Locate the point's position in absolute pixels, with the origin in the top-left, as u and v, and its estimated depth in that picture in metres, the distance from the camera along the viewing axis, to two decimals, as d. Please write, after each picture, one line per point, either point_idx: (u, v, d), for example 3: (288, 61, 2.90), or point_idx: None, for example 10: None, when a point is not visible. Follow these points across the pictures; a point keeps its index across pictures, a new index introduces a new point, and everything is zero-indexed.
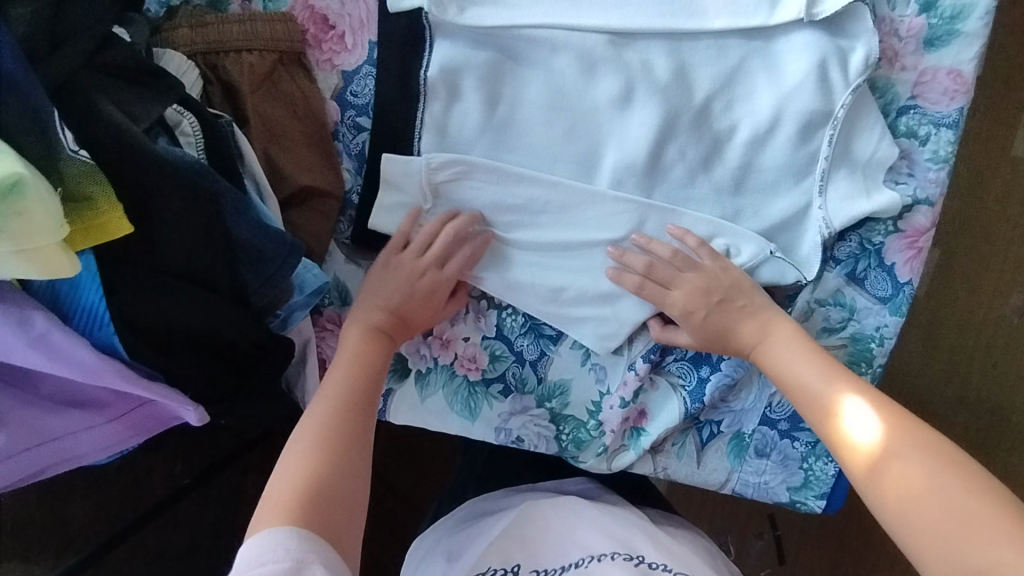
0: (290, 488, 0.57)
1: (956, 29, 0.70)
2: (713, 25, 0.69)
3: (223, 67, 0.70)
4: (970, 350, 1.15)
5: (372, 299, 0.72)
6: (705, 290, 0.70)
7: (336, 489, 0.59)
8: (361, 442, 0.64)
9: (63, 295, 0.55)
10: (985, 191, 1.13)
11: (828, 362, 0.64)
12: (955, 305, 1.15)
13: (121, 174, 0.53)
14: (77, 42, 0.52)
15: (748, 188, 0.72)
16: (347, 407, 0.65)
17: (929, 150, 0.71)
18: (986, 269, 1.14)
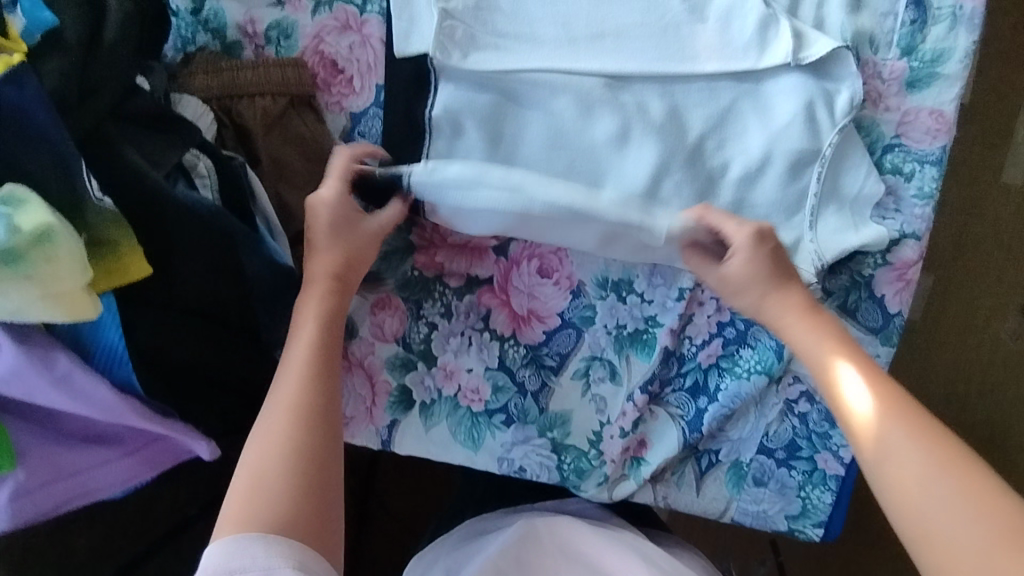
0: (246, 482, 0.56)
1: (936, 72, 0.73)
2: (705, 69, 0.73)
3: (237, 111, 0.73)
4: (969, 375, 1.17)
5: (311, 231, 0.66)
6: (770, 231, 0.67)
7: (296, 473, 0.57)
8: (325, 417, 0.60)
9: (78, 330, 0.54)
10: (976, 218, 1.16)
11: (835, 340, 0.64)
12: (952, 329, 1.17)
13: (142, 216, 0.56)
14: (102, 93, 0.55)
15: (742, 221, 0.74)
16: (305, 381, 0.60)
17: (915, 187, 0.74)
18: (979, 295, 1.17)
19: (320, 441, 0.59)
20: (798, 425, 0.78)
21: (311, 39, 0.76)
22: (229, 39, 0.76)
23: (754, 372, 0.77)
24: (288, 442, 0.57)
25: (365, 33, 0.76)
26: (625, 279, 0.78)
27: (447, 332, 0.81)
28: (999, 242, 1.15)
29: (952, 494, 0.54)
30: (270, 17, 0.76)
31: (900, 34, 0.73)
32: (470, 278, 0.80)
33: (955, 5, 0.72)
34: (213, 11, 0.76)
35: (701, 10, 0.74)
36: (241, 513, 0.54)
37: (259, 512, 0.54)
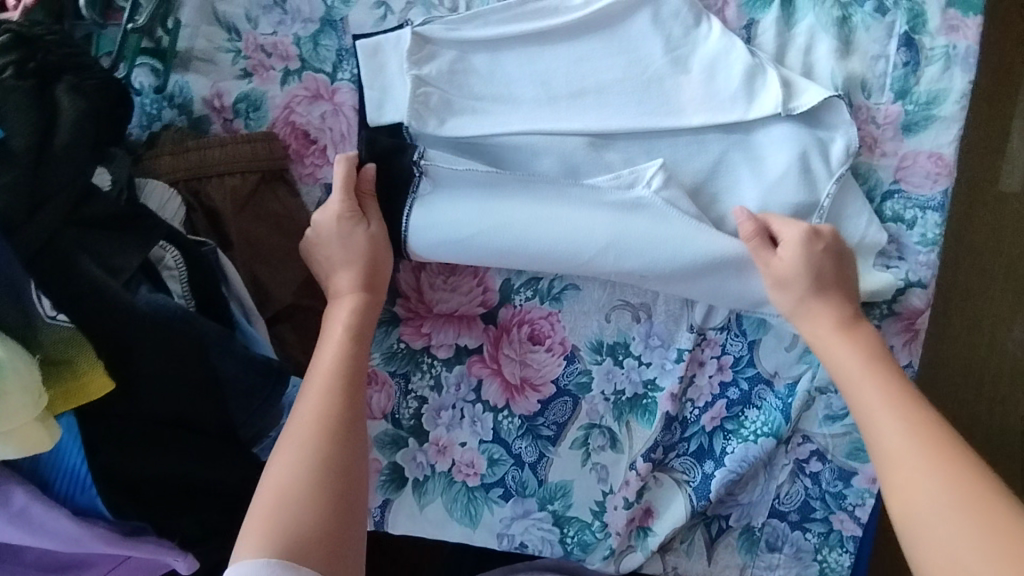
0: (268, 498, 0.54)
1: (932, 114, 0.70)
2: (691, 121, 0.69)
3: (206, 192, 0.70)
4: (977, 390, 1.03)
5: (331, 266, 0.69)
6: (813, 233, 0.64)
7: (323, 486, 0.55)
8: (353, 431, 0.59)
9: (44, 463, 0.55)
10: (976, 225, 1.03)
11: (875, 361, 0.61)
12: (955, 350, 1.04)
13: (100, 329, 0.53)
14: (56, 202, 0.52)
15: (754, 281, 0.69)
16: (333, 393, 0.60)
17: (917, 234, 0.71)
18: (977, 315, 1.04)
19: (349, 455, 0.58)
20: (810, 486, 0.74)
21: (281, 109, 0.73)
22: (196, 114, 0.73)
23: (761, 434, 0.73)
24: (316, 456, 0.57)
25: (337, 101, 0.73)
26: (621, 342, 0.75)
27: (437, 406, 0.77)
28: (1005, 245, 1.03)
29: (966, 523, 0.49)
30: (238, 90, 0.73)
31: (893, 77, 0.70)
32: (459, 348, 0.77)
33: (947, 44, 0.70)
34: (178, 86, 0.73)
35: (685, 61, 0.70)
36: (263, 527, 0.52)
37: (281, 527, 0.52)
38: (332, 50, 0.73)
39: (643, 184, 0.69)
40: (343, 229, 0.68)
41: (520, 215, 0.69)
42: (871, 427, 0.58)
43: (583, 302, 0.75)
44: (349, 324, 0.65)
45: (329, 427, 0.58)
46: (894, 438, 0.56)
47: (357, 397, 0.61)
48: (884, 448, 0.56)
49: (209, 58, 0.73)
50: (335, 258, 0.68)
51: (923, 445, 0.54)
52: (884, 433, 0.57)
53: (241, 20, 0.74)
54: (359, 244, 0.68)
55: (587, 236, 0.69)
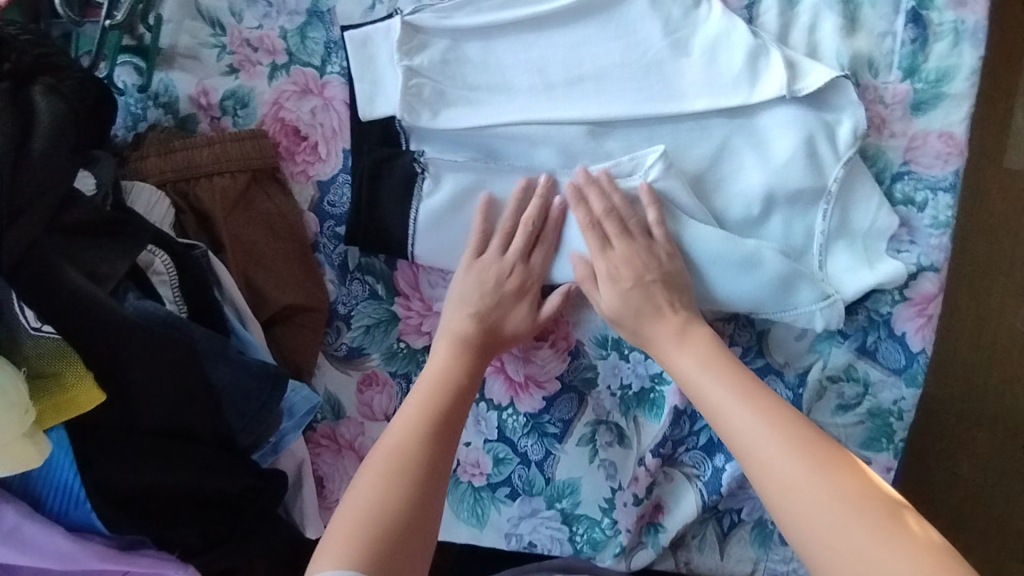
0: (351, 520, 0.53)
1: (942, 92, 0.68)
2: (693, 107, 0.67)
3: (195, 194, 0.67)
4: (988, 372, 1.01)
5: (457, 308, 0.67)
6: (636, 265, 0.65)
7: (405, 517, 0.54)
8: (440, 470, 0.57)
9: (35, 481, 0.54)
10: (984, 205, 1.01)
11: (715, 363, 0.60)
12: (965, 332, 1.02)
13: (86, 337, 0.51)
14: (38, 207, 0.50)
15: (600, 295, 0.67)
16: (425, 425, 0.59)
17: (929, 216, 0.69)
18: (985, 297, 1.01)
19: (436, 486, 0.57)
20: None
21: (269, 106, 0.71)
22: (182, 113, 0.71)
23: None
24: (403, 488, 0.55)
25: (327, 96, 0.71)
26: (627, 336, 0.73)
27: None
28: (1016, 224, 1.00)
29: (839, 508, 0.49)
30: (224, 87, 0.71)
31: (900, 54, 0.68)
32: None
33: (956, 20, 0.67)
34: (162, 84, 0.71)
35: (684, 43, 0.68)
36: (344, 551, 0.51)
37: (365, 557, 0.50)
38: (321, 42, 0.71)
39: (640, 176, 0.67)
40: (498, 286, 0.67)
41: (518, 211, 0.68)
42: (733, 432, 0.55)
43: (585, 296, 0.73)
44: (445, 360, 0.65)
45: (422, 459, 0.57)
46: (760, 441, 0.53)
47: (444, 434, 0.59)
48: (750, 452, 0.54)
49: (193, 55, 0.71)
50: (463, 301, 0.67)
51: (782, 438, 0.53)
52: (749, 437, 0.54)
53: (225, 14, 0.71)
54: (507, 307, 0.67)
55: (584, 234, 0.68)
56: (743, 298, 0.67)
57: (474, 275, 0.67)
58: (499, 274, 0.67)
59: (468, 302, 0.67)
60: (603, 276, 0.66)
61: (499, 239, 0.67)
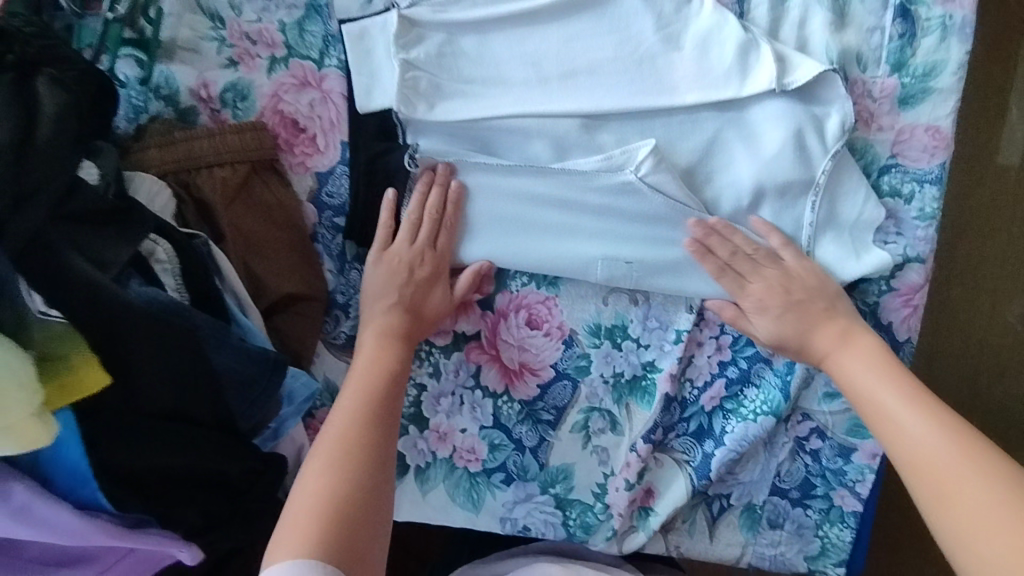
0: (303, 511, 0.56)
1: (929, 87, 0.69)
2: (684, 100, 0.68)
3: (196, 185, 0.69)
4: (978, 362, 1.03)
5: (376, 301, 0.69)
6: (783, 287, 0.67)
7: (354, 502, 0.58)
8: (383, 452, 0.63)
9: (45, 460, 0.55)
10: (975, 198, 1.02)
11: (886, 369, 0.63)
12: (954, 323, 1.04)
13: (89, 324, 0.52)
14: (43, 195, 0.51)
15: (752, 328, 0.69)
16: (363, 418, 0.63)
17: (915, 208, 0.70)
18: (973, 289, 1.03)
19: (379, 474, 0.61)
20: (810, 464, 0.75)
21: (268, 98, 0.72)
22: (183, 105, 0.72)
23: (761, 413, 0.73)
24: (348, 472, 0.59)
25: (326, 88, 0.72)
26: (619, 325, 0.74)
27: (437, 393, 0.76)
28: (1006, 218, 1.02)
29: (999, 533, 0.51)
30: (224, 79, 0.72)
31: (888, 49, 0.69)
32: (457, 334, 0.76)
33: (944, 15, 0.68)
34: (164, 77, 0.71)
35: (676, 37, 0.69)
36: (302, 538, 0.54)
37: (321, 538, 0.54)
38: (318, 36, 0.72)
39: (632, 168, 0.69)
40: (409, 274, 0.69)
41: (513, 205, 0.71)
42: (895, 436, 0.60)
43: (579, 286, 0.74)
44: (374, 352, 0.68)
45: (361, 444, 0.61)
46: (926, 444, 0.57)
47: (384, 422, 0.64)
48: (913, 452, 0.58)
49: (192, 47, 0.72)
50: (379, 289, 0.70)
51: (955, 453, 0.55)
52: (913, 438, 0.58)
53: (224, 8, 0.72)
54: (422, 291, 0.70)
55: (485, 210, 0.71)
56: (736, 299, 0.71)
57: (384, 266, 0.70)
58: (407, 262, 0.69)
59: (384, 293, 0.69)
60: (750, 310, 0.69)
61: (405, 229, 0.70)
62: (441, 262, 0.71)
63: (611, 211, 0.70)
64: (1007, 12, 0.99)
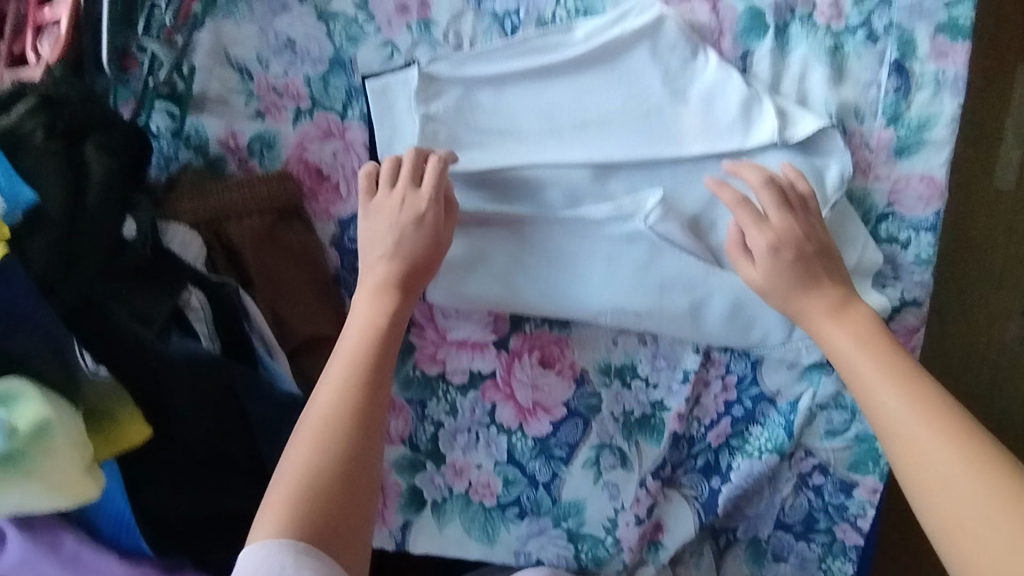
0: (287, 488, 0.55)
1: (924, 138, 0.72)
2: (690, 151, 0.72)
3: (226, 233, 0.72)
4: (977, 381, 1.07)
5: (370, 251, 0.67)
6: (802, 236, 0.66)
7: (342, 478, 0.56)
8: (371, 424, 0.59)
9: (89, 510, 0.57)
10: (970, 228, 1.06)
11: (871, 341, 0.61)
12: (952, 350, 1.07)
13: (134, 376, 0.57)
14: (89, 258, 0.56)
15: (759, 271, 0.66)
16: (353, 386, 0.60)
17: (912, 253, 0.73)
18: (969, 316, 1.07)
19: (369, 446, 0.58)
20: (813, 499, 0.77)
21: (294, 148, 0.76)
22: (212, 154, 0.75)
23: (765, 450, 0.76)
24: (333, 444, 0.57)
25: (348, 139, 0.76)
26: (628, 365, 0.78)
27: (453, 430, 0.79)
28: (1000, 247, 1.05)
29: (996, 513, 0.50)
30: (252, 130, 0.75)
31: (884, 103, 0.72)
32: (472, 373, 0.79)
33: (937, 70, 0.71)
34: (194, 128, 0.75)
35: (682, 92, 0.73)
36: (280, 520, 0.53)
37: (302, 521, 0.54)
38: (342, 89, 0.75)
39: (642, 217, 0.72)
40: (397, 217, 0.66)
41: (529, 251, 0.75)
42: (879, 406, 0.57)
43: (590, 328, 0.78)
44: (368, 313, 0.64)
45: (347, 416, 0.58)
46: (906, 419, 0.56)
47: (376, 389, 0.61)
48: (894, 427, 0.56)
49: (223, 100, 0.75)
50: (372, 239, 0.67)
51: (941, 430, 0.54)
52: (895, 411, 0.56)
53: (251, 62, 0.75)
54: (416, 241, 0.66)
55: (497, 246, 0.75)
56: (738, 342, 0.74)
57: (374, 216, 0.67)
58: (394, 215, 0.67)
59: (377, 250, 0.66)
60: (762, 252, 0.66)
61: (386, 176, 0.68)
62: (431, 210, 0.67)
63: (622, 258, 0.73)
64: (997, 54, 1.03)
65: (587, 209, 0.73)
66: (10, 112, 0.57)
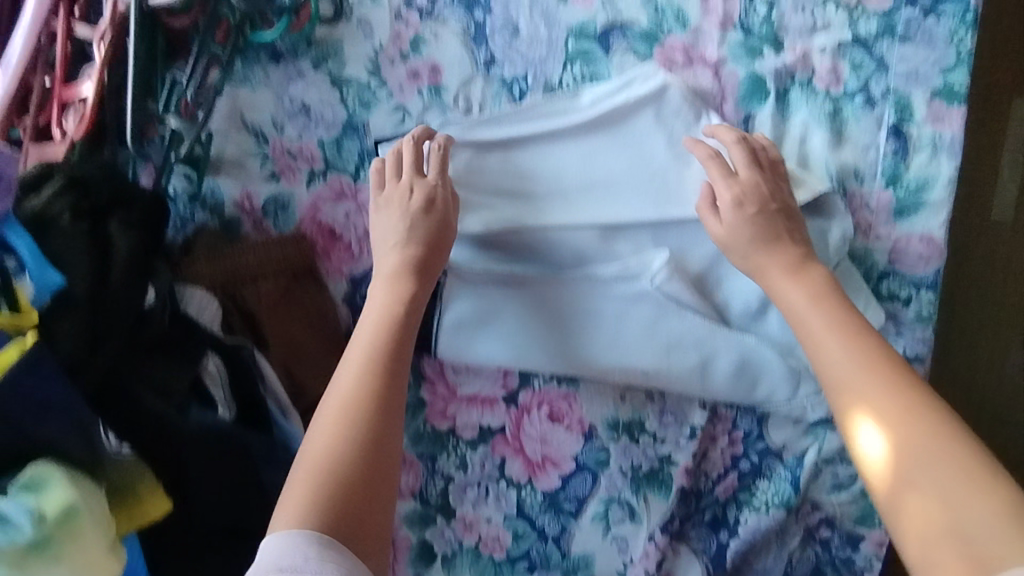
0: (309, 471, 0.56)
1: (922, 200, 0.74)
2: (696, 212, 0.73)
3: (243, 296, 0.74)
4: (980, 410, 1.10)
5: (383, 243, 0.69)
6: (764, 195, 0.68)
7: (363, 461, 0.57)
8: (390, 409, 0.61)
9: None
10: (971, 261, 1.06)
11: (826, 301, 0.62)
12: (955, 384, 1.09)
13: (154, 448, 0.61)
14: (114, 336, 0.59)
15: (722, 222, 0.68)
16: (371, 372, 0.62)
17: (913, 311, 0.75)
18: (971, 349, 1.09)
19: (387, 428, 0.60)
20: (821, 552, 0.79)
21: (308, 208, 0.77)
22: (227, 215, 0.77)
23: (772, 505, 0.77)
24: (355, 431, 0.58)
25: (361, 199, 0.77)
26: (636, 420, 0.79)
27: (463, 484, 0.80)
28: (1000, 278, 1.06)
29: (936, 468, 0.51)
30: (266, 191, 0.77)
31: (884, 165, 0.74)
32: (482, 428, 0.80)
33: (934, 133, 0.73)
34: (210, 190, 0.77)
35: (687, 154, 0.74)
36: (302, 506, 0.54)
37: (325, 502, 0.54)
38: (354, 151, 0.77)
39: (649, 277, 0.74)
40: (406, 203, 0.69)
41: (538, 308, 0.76)
42: (827, 365, 0.59)
43: (598, 383, 0.79)
44: (383, 303, 0.66)
45: (368, 401, 0.60)
46: (851, 376, 0.57)
47: (393, 374, 0.62)
48: (839, 383, 0.58)
49: (238, 163, 0.77)
50: (385, 232, 0.69)
51: (887, 390, 0.55)
52: (840, 368, 0.58)
53: (267, 125, 0.77)
54: (425, 229, 0.69)
55: (507, 304, 0.76)
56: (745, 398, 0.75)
57: (385, 210, 0.70)
58: (405, 201, 0.69)
59: (389, 238, 0.69)
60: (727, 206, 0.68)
61: (392, 167, 0.71)
62: (440, 194, 0.70)
63: (629, 315, 0.75)
64: (994, 96, 1.04)
65: (601, 270, 0.75)
66: (40, 193, 0.61)
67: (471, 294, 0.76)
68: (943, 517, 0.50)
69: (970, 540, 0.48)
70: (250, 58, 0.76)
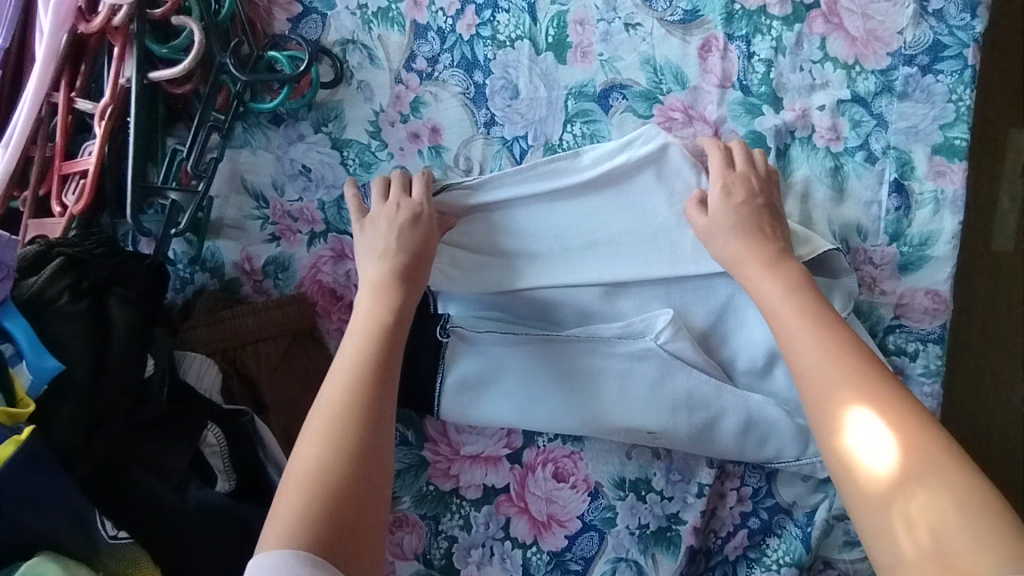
0: (297, 485, 0.54)
1: (927, 255, 0.74)
2: (698, 271, 0.72)
3: (242, 361, 0.73)
4: (988, 440, 1.09)
5: (368, 256, 0.68)
6: (750, 187, 0.69)
7: (352, 473, 0.54)
8: (381, 417, 0.58)
9: None
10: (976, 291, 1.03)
11: (799, 293, 0.62)
12: (967, 420, 1.07)
13: (150, 529, 0.60)
14: (111, 418, 0.61)
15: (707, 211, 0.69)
16: (360, 381, 0.59)
17: (921, 365, 0.74)
18: (981, 383, 1.06)
19: (377, 437, 0.57)
20: None
21: (308, 269, 0.77)
22: (227, 276, 0.77)
23: (783, 564, 0.75)
24: (346, 441, 0.55)
25: None
26: (643, 478, 0.77)
27: (467, 544, 0.78)
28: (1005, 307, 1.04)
29: (911, 463, 0.50)
30: (266, 253, 0.77)
31: (886, 221, 0.74)
32: (486, 488, 0.78)
33: (935, 189, 0.74)
34: (211, 253, 0.77)
35: None
36: (292, 526, 0.51)
37: (312, 517, 0.51)
38: None
39: (652, 335, 0.73)
40: (393, 222, 0.69)
41: (542, 365, 0.75)
42: (801, 355, 0.58)
43: (602, 441, 0.78)
44: (370, 310, 0.64)
45: (355, 409, 0.57)
46: (822, 365, 0.57)
47: (382, 382, 0.60)
48: (810, 372, 0.57)
49: (238, 225, 0.77)
50: (374, 243, 0.68)
51: (856, 381, 0.55)
52: (812, 359, 0.57)
53: (267, 188, 0.77)
54: (411, 237, 0.68)
55: (509, 360, 0.76)
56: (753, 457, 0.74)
57: (369, 226, 0.70)
58: (391, 217, 0.69)
59: (375, 249, 0.68)
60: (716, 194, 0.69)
61: (377, 193, 0.72)
62: (425, 212, 0.70)
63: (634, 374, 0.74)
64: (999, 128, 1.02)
65: (604, 329, 0.74)
66: (40, 273, 0.62)
67: (474, 354, 0.76)
68: (918, 511, 0.48)
69: (944, 541, 0.47)
70: (251, 123, 0.77)
